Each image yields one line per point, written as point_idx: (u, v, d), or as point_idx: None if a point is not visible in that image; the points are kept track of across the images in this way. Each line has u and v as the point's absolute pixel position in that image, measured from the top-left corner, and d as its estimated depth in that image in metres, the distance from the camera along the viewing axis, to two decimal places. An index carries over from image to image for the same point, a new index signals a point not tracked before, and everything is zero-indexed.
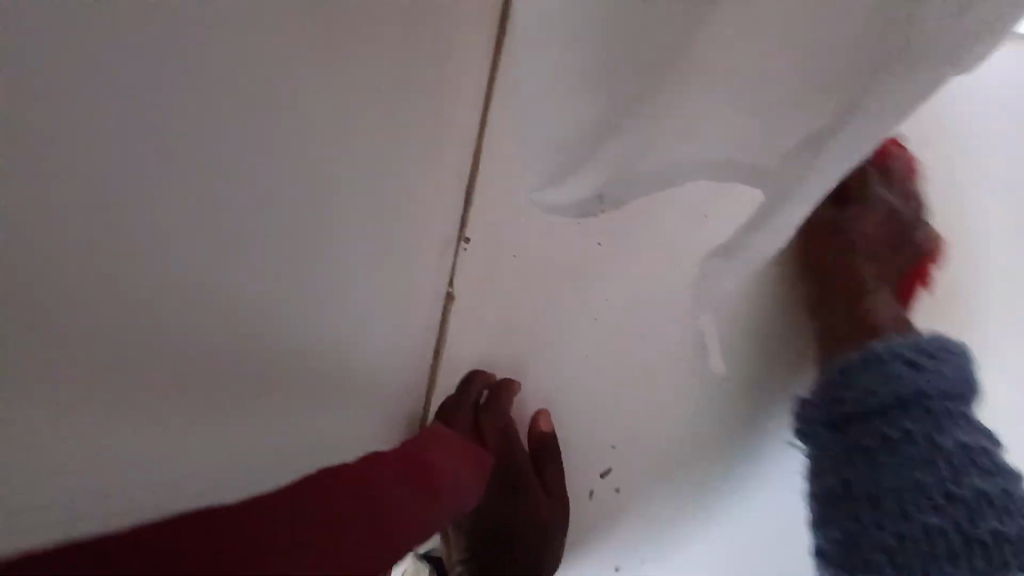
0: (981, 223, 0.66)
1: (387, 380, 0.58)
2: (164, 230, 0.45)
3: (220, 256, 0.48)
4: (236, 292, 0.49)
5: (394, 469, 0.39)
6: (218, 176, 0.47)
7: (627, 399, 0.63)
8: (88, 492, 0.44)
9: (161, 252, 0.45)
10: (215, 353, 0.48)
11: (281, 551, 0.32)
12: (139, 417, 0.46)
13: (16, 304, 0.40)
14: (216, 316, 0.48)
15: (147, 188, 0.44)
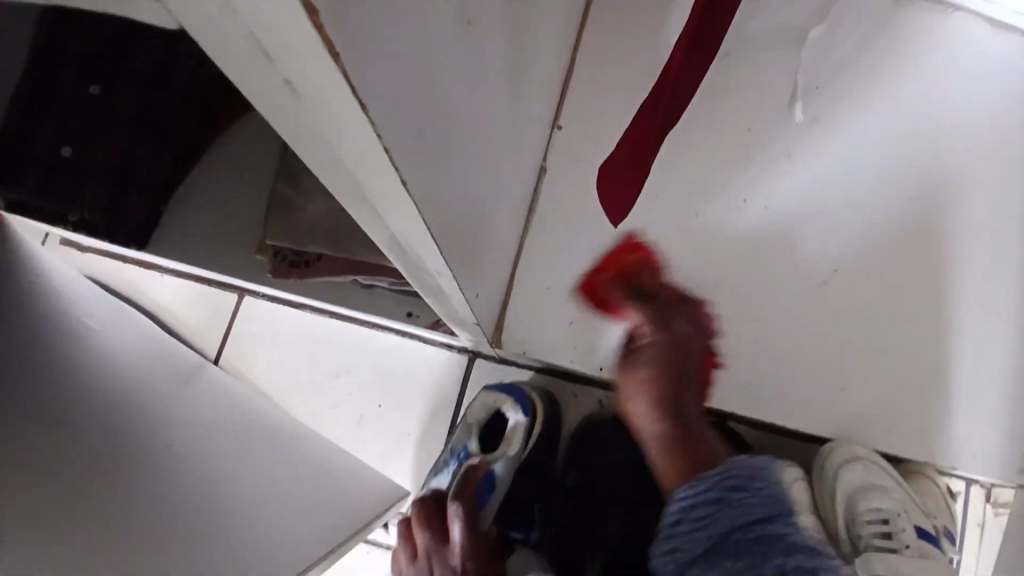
0: (969, 159, 0.73)
1: (503, 257, 0.59)
2: (461, 172, 0.32)
3: (475, 204, 0.39)
4: (473, 219, 0.39)
5: (645, 153, 0.45)
6: (495, 111, 0.37)
7: (693, 285, 0.71)
8: (414, 269, 0.37)
9: (460, 185, 0.33)
10: (459, 261, 0.38)
11: (682, 56, 0.45)
12: (453, 274, 0.39)
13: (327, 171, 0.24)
14: (464, 236, 0.38)
15: (461, 126, 0.29)
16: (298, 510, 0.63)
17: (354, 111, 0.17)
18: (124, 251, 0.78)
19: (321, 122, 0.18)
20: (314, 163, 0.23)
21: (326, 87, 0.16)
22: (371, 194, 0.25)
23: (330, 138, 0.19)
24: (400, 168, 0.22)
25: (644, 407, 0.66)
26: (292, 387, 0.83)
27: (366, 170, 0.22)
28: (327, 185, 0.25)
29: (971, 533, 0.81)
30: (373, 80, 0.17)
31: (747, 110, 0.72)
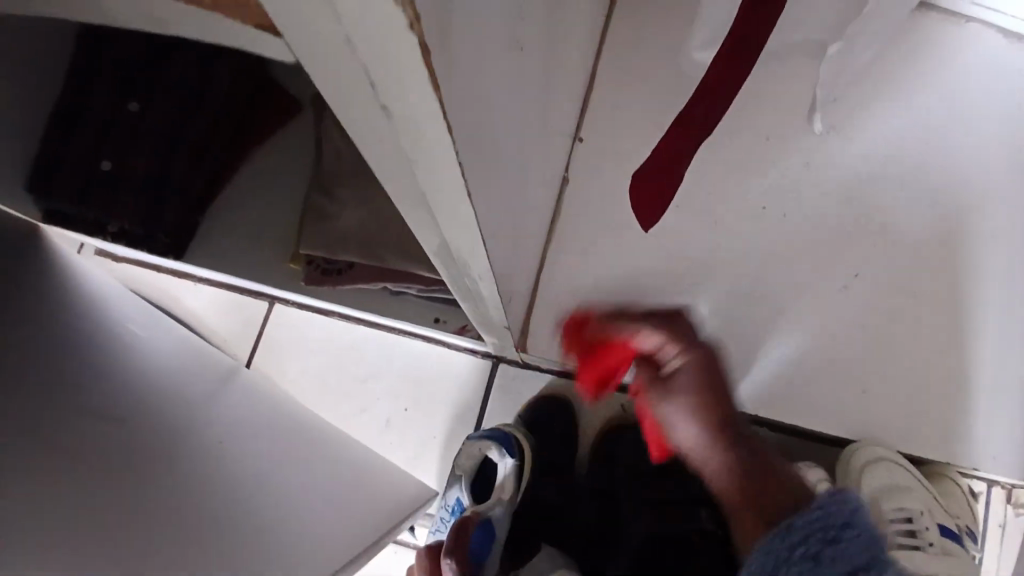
0: (987, 162, 0.74)
1: (531, 262, 0.61)
2: (508, 181, 0.35)
3: (512, 211, 0.41)
4: (512, 224, 0.41)
5: (670, 162, 0.47)
6: (535, 123, 0.40)
7: (714, 288, 0.73)
8: (456, 273, 0.39)
9: (507, 193, 0.35)
10: (498, 265, 0.41)
11: (711, 80, 0.48)
12: (495, 277, 0.41)
13: (392, 181, 0.26)
14: (503, 241, 0.40)
15: (510, 140, 0.32)
16: (332, 508, 0.65)
17: (438, 123, 0.19)
18: (159, 260, 0.81)
19: (405, 132, 0.20)
20: (384, 170, 0.25)
21: (417, 103, 0.18)
22: (434, 203, 0.27)
23: (409, 148, 0.22)
24: (466, 174, 0.24)
25: (687, 417, 0.54)
26: (320, 391, 0.85)
27: (434, 177, 0.24)
28: (390, 191, 0.27)
29: (993, 534, 0.82)
30: (456, 95, 0.19)
31: (763, 117, 0.74)
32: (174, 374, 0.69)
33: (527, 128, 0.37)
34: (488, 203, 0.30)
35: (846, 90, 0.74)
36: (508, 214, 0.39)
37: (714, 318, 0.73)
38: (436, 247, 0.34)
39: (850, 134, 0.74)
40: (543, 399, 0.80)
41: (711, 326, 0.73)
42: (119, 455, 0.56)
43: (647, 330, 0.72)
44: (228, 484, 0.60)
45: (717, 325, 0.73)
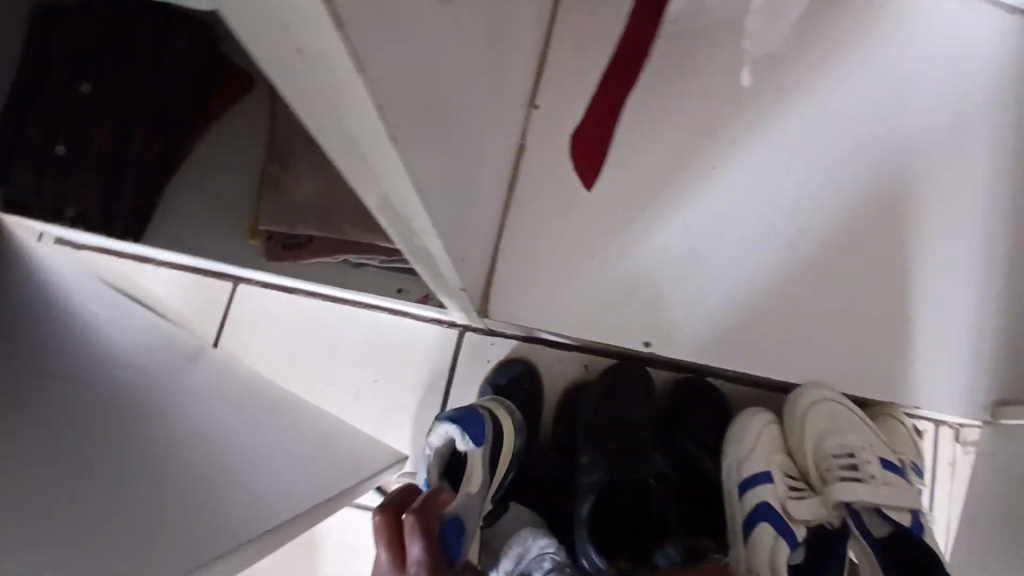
0: (923, 114, 0.78)
1: (486, 224, 0.63)
2: (447, 135, 0.36)
3: (459, 168, 0.42)
4: (457, 183, 0.43)
5: (609, 110, 0.48)
6: (479, 83, 0.42)
7: (669, 248, 0.75)
8: (401, 229, 0.41)
9: (446, 148, 0.37)
10: (445, 219, 0.42)
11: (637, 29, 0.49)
12: (442, 232, 0.42)
13: (323, 133, 0.28)
14: (449, 198, 0.41)
15: (448, 94, 0.34)
16: (303, 473, 0.66)
17: (352, 67, 0.21)
18: (120, 244, 0.81)
19: (327, 81, 0.22)
20: (315, 121, 0.27)
21: (322, 36, 0.20)
22: (364, 149, 0.28)
23: (327, 89, 0.23)
24: (392, 128, 0.26)
25: None
26: (289, 367, 0.87)
27: (359, 126, 0.26)
28: (321, 145, 0.29)
29: (943, 472, 0.86)
30: (368, 45, 0.22)
31: (710, 79, 0.77)
32: (141, 359, 0.69)
33: (469, 88, 0.39)
34: (423, 153, 0.32)
35: (785, 53, 0.78)
36: (454, 174, 0.41)
37: (669, 276, 0.75)
38: (379, 199, 0.35)
39: (792, 92, 0.78)
40: (508, 363, 0.82)
41: (667, 284, 0.75)
42: (92, 429, 0.58)
43: (603, 293, 0.75)
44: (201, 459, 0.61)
45: (672, 282, 0.75)
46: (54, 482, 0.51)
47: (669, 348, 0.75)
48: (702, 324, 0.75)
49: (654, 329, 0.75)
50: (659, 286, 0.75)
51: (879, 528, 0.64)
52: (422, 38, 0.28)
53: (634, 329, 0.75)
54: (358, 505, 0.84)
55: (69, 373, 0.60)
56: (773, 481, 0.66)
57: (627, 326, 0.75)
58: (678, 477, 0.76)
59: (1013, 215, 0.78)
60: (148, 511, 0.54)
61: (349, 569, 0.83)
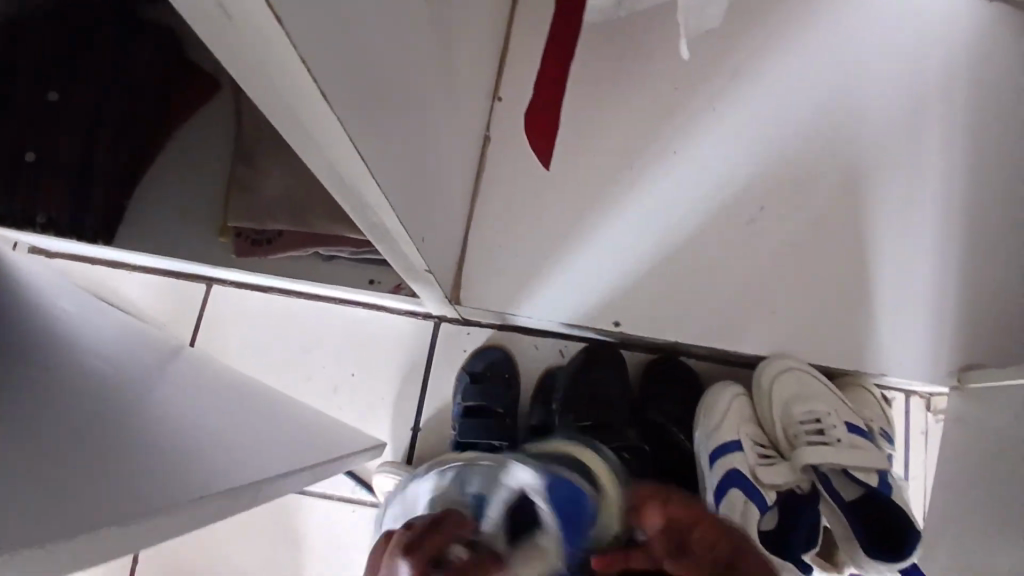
0: (873, 91, 0.81)
1: (452, 208, 0.65)
2: (389, 106, 0.38)
3: (410, 144, 0.44)
4: (409, 159, 0.44)
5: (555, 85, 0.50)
6: (426, 62, 0.44)
7: (635, 229, 0.77)
8: (355, 203, 0.42)
9: (390, 120, 0.38)
10: (398, 193, 0.43)
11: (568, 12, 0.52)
12: (396, 206, 0.44)
13: (261, 98, 0.29)
14: (400, 172, 0.43)
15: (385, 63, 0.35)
16: (297, 450, 0.66)
17: (272, 22, 0.23)
18: (94, 250, 0.82)
19: (250, 36, 0.24)
20: (251, 84, 0.28)
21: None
22: (300, 110, 0.30)
23: (252, 45, 0.25)
24: (318, 81, 0.27)
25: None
26: (268, 365, 0.87)
27: (291, 84, 0.27)
28: (260, 109, 0.30)
29: (916, 441, 0.86)
30: (289, 2, 0.23)
31: (665, 65, 0.80)
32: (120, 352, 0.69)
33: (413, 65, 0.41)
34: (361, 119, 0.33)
35: (736, 38, 0.81)
36: (403, 150, 0.43)
37: (636, 256, 0.77)
38: (328, 168, 0.36)
39: (746, 75, 0.80)
40: (484, 351, 0.84)
41: (635, 264, 0.77)
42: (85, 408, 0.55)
43: (572, 275, 0.76)
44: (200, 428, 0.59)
45: (639, 262, 0.77)
46: (55, 434, 0.49)
47: (638, 326, 0.76)
48: (670, 302, 0.76)
49: (624, 308, 0.76)
50: (626, 266, 0.77)
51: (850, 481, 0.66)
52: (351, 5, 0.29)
53: (602, 309, 0.76)
54: (341, 500, 0.84)
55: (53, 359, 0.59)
56: (743, 449, 0.68)
57: (596, 306, 0.76)
58: (655, 451, 0.77)
59: (967, 185, 0.81)
60: (155, 456, 0.52)
61: (334, 565, 0.83)
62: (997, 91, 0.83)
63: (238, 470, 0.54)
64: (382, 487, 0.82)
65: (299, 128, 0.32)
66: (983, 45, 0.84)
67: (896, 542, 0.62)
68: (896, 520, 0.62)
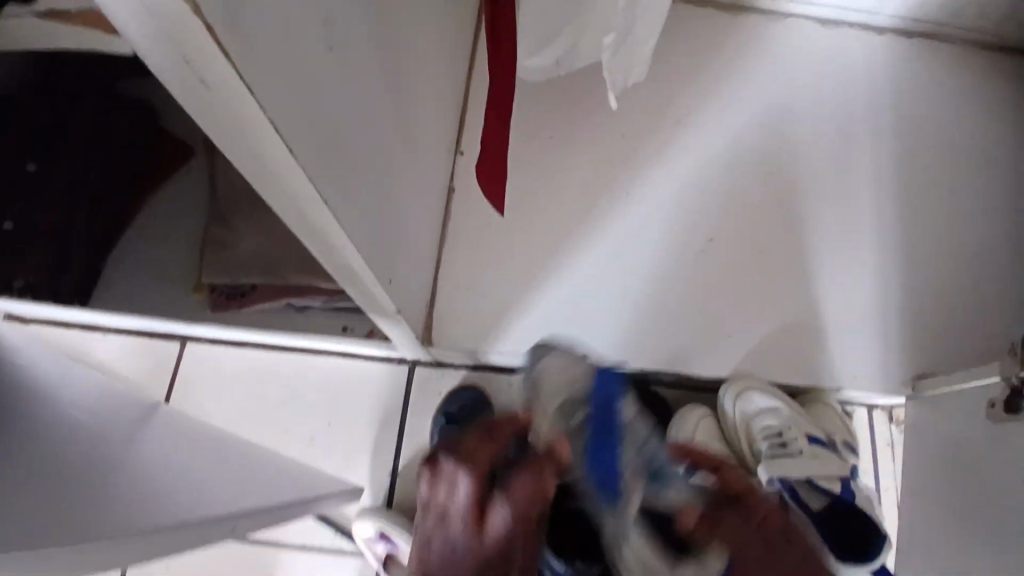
0: (805, 127, 0.88)
1: (418, 252, 0.68)
2: (350, 157, 0.41)
3: (374, 191, 0.48)
4: (374, 206, 0.48)
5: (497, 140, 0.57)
6: (384, 118, 0.48)
7: (595, 264, 0.82)
8: (321, 245, 0.45)
9: (351, 169, 0.42)
10: (364, 235, 0.47)
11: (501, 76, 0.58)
12: (362, 247, 0.47)
13: (233, 150, 0.33)
14: (365, 217, 0.46)
15: (344, 118, 0.39)
16: (274, 491, 0.66)
17: (238, 80, 0.26)
18: (69, 312, 0.83)
19: (219, 94, 0.27)
20: (223, 138, 0.32)
21: (205, 54, 0.25)
22: (266, 158, 0.33)
23: (222, 102, 0.28)
24: (282, 132, 0.31)
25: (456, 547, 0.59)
26: (244, 418, 0.88)
27: (259, 135, 0.31)
28: (230, 158, 0.34)
29: (883, 453, 0.89)
30: (251, 67, 0.27)
31: (614, 113, 0.87)
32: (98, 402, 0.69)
33: (372, 118, 0.45)
34: (324, 168, 0.37)
35: (677, 85, 0.89)
36: (366, 196, 0.46)
37: (599, 290, 0.81)
38: (296, 212, 0.40)
39: (689, 119, 0.87)
40: (457, 392, 0.85)
41: (599, 297, 0.81)
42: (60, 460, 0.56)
43: (539, 310, 0.80)
44: (178, 470, 0.60)
45: (602, 295, 0.81)
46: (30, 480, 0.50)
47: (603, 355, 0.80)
48: (634, 331, 0.80)
49: (588, 339, 0.80)
50: (590, 300, 0.80)
51: (817, 488, 0.68)
52: (312, 68, 0.33)
53: (569, 342, 0.80)
54: (320, 552, 0.84)
55: (30, 412, 0.60)
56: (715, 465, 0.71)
57: (564, 339, 0.80)
58: None
59: (899, 208, 0.87)
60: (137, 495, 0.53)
61: None
62: (918, 121, 0.90)
63: (216, 507, 0.55)
64: (361, 534, 0.81)
65: (267, 177, 0.36)
66: (901, 83, 0.92)
67: (865, 545, 0.64)
68: (863, 526, 0.65)
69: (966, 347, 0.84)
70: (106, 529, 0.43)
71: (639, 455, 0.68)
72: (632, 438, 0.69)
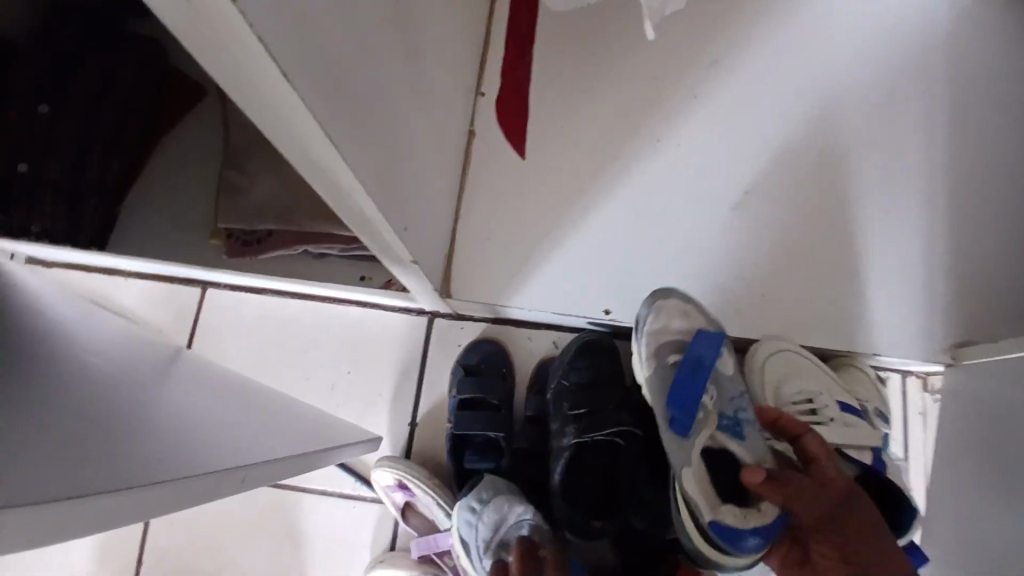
0: (854, 71, 0.81)
1: (435, 199, 0.65)
2: (357, 91, 0.38)
3: (384, 131, 0.45)
4: (385, 146, 0.45)
5: None
6: (395, 51, 0.45)
7: (620, 216, 0.78)
8: (329, 188, 0.43)
9: (358, 105, 0.39)
10: (374, 178, 0.44)
11: None
12: (372, 191, 0.44)
13: (226, 77, 0.30)
14: (375, 158, 0.44)
15: (349, 46, 0.36)
16: (293, 438, 0.66)
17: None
18: (90, 257, 0.83)
19: (201, 7, 0.24)
20: (215, 64, 0.29)
21: None
22: (262, 87, 0.30)
23: (208, 19, 0.25)
24: (277, 55, 0.27)
25: None
26: (265, 365, 0.88)
27: (252, 61, 0.28)
28: (224, 87, 0.31)
29: (914, 421, 0.85)
30: None
31: (645, 53, 0.81)
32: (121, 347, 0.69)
33: (381, 48, 0.42)
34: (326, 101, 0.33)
35: (714, 23, 0.82)
36: (376, 136, 0.43)
37: (623, 244, 0.77)
38: (301, 151, 0.37)
39: (726, 60, 0.81)
40: (477, 343, 0.84)
41: (624, 251, 0.77)
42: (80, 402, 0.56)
43: (561, 265, 0.77)
44: (196, 414, 0.60)
45: (628, 249, 0.77)
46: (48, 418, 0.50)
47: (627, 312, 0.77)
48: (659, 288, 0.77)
49: (612, 294, 0.77)
50: (614, 254, 0.77)
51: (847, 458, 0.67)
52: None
53: (591, 298, 0.77)
54: (341, 497, 0.85)
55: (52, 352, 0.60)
56: None
57: (586, 295, 0.77)
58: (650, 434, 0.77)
59: (953, 160, 0.81)
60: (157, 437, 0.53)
61: (336, 561, 0.83)
62: (976, 62, 0.83)
63: (234, 451, 0.54)
64: (379, 482, 0.81)
65: (266, 110, 0.32)
66: (960, 17, 0.84)
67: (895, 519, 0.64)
68: (892, 497, 0.64)
69: (1015, 309, 0.78)
70: (122, 470, 0.43)
71: (725, 404, 0.65)
72: (723, 386, 0.67)
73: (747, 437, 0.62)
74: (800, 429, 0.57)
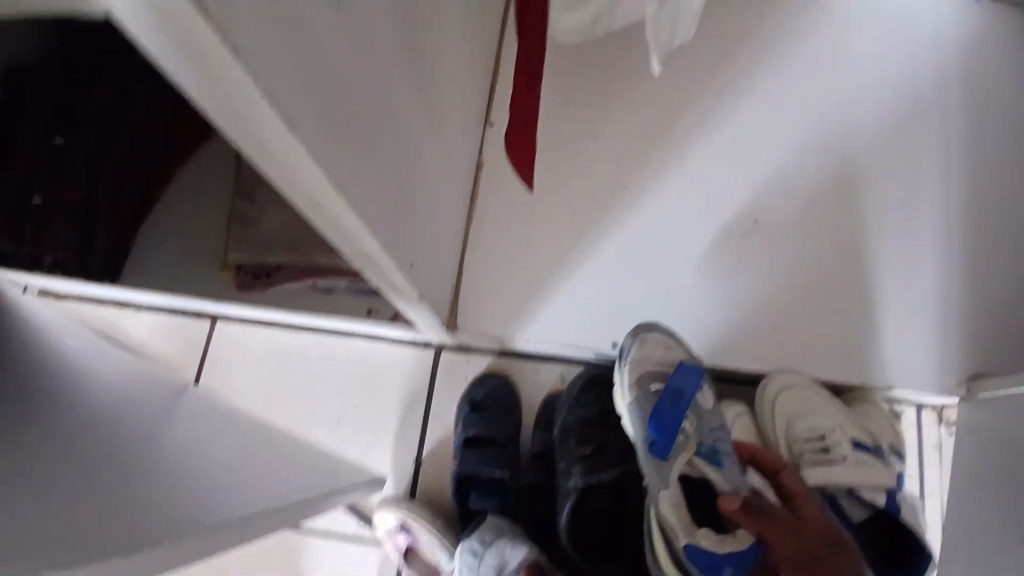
0: (860, 102, 0.82)
1: (442, 233, 0.65)
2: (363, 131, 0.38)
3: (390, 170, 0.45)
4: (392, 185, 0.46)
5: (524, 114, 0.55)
6: (402, 89, 0.45)
7: (628, 248, 0.78)
8: (334, 228, 0.43)
9: (364, 145, 0.39)
10: (379, 217, 0.44)
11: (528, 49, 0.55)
12: (378, 230, 0.44)
13: (227, 123, 0.29)
14: (380, 198, 0.44)
15: (356, 88, 0.36)
16: (297, 476, 0.65)
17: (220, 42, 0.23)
18: (101, 290, 0.83)
19: (201, 58, 0.24)
20: (217, 112, 0.29)
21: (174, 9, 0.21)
22: (264, 133, 0.30)
23: (208, 69, 0.25)
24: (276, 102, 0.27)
25: None
26: (270, 400, 0.87)
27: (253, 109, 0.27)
28: (228, 133, 0.31)
29: (930, 456, 0.83)
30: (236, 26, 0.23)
31: (652, 87, 0.82)
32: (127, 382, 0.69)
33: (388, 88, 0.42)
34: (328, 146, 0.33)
35: (720, 56, 0.83)
36: (382, 175, 0.43)
37: (630, 276, 0.77)
38: (305, 192, 0.37)
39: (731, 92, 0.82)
40: (483, 377, 0.83)
41: (631, 282, 0.77)
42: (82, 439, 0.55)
43: (567, 297, 0.77)
44: (201, 452, 0.60)
45: (636, 281, 0.77)
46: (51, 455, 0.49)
47: None
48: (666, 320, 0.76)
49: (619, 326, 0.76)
50: (622, 287, 0.77)
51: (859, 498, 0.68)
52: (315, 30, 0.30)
53: (600, 330, 0.76)
54: (345, 537, 0.84)
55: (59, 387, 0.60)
56: None
57: (593, 327, 0.76)
58: None
59: (965, 191, 0.80)
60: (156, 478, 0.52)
61: None
62: (987, 93, 0.83)
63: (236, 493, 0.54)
64: (383, 526, 0.80)
65: (268, 152, 0.32)
66: (968, 49, 0.84)
67: (905, 560, 0.63)
68: (903, 537, 0.64)
69: None
70: (121, 516, 0.42)
71: (705, 432, 0.64)
72: (702, 414, 0.66)
73: (725, 465, 0.61)
74: (780, 466, 0.62)
